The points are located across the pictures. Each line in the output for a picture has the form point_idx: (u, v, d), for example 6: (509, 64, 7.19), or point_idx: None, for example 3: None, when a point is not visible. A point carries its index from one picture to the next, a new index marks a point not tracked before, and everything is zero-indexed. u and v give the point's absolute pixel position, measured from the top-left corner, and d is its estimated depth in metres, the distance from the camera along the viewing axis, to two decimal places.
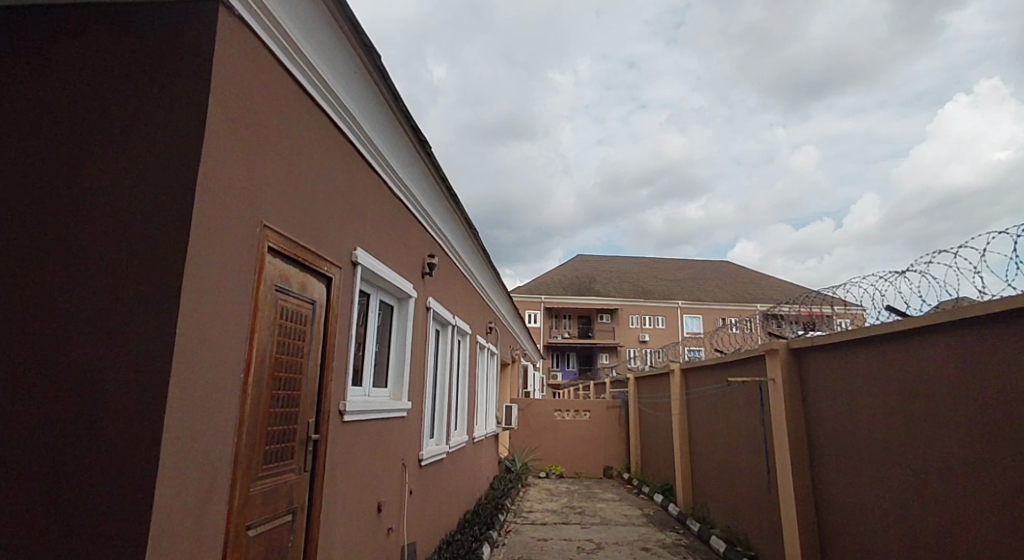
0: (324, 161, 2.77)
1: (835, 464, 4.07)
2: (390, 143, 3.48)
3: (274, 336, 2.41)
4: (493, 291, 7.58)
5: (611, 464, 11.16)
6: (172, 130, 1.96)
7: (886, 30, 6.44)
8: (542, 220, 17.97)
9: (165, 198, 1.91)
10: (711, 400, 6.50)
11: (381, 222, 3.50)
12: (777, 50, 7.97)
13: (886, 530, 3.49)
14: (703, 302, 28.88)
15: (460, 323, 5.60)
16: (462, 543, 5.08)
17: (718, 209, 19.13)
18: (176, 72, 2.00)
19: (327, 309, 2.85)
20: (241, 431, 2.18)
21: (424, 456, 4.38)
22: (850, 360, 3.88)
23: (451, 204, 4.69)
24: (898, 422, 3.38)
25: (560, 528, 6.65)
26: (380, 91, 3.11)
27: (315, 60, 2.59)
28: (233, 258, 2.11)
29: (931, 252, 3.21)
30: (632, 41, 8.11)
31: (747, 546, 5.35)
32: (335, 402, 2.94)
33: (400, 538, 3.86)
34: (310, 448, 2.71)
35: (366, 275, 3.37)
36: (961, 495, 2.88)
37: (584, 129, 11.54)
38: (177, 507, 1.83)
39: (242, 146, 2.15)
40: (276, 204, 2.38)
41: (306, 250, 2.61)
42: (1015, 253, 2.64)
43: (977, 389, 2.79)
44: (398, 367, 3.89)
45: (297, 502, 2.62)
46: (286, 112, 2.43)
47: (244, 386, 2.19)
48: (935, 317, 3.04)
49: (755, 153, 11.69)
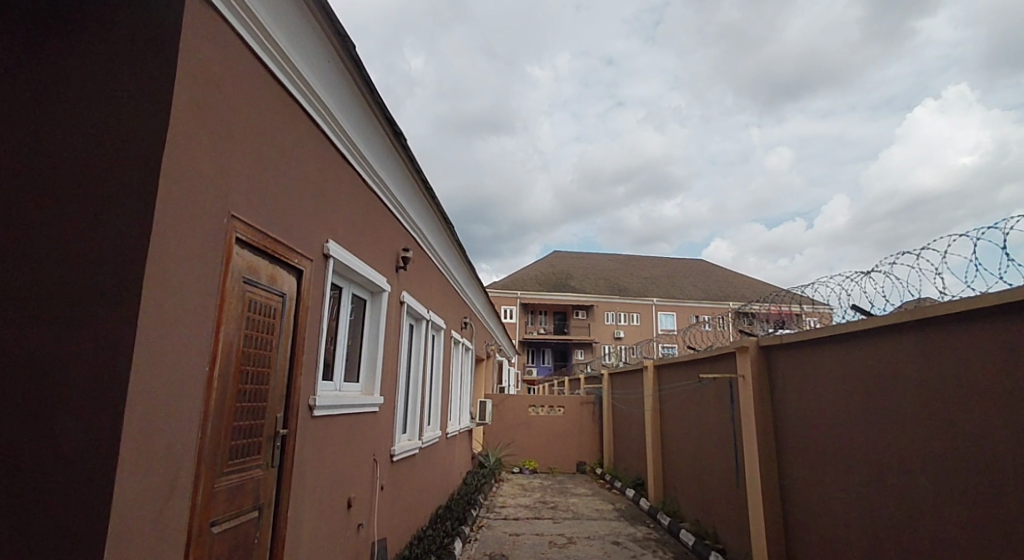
0: (295, 152, 2.71)
1: (801, 459, 4.17)
2: (364, 135, 3.43)
3: (241, 330, 2.36)
4: (468, 287, 7.55)
5: (584, 460, 11.25)
6: (135, 116, 1.89)
7: (858, 35, 6.59)
8: (519, 216, 17.94)
9: (129, 186, 1.85)
10: (683, 395, 6.59)
11: (354, 214, 3.45)
12: (753, 52, 8.09)
13: (848, 523, 3.60)
14: (678, 299, 29.24)
15: (435, 318, 5.56)
16: (435, 538, 5.08)
17: (693, 208, 19.34)
18: (139, 56, 1.93)
19: (297, 302, 2.80)
20: (206, 426, 2.13)
21: (396, 451, 4.35)
22: (817, 358, 3.97)
23: (427, 198, 4.65)
24: (863, 418, 3.47)
25: (533, 523, 6.68)
26: (355, 81, 3.07)
27: (287, 48, 2.54)
28: (200, 249, 2.05)
29: (895, 253, 3.29)
30: (612, 39, 8.15)
31: (715, 539, 5.46)
32: (305, 397, 2.89)
33: (370, 535, 3.82)
34: (278, 443, 2.67)
35: (338, 267, 3.32)
36: (919, 487, 2.98)
37: (562, 125, 11.55)
38: (139, 503, 1.78)
39: (210, 134, 2.09)
40: (245, 194, 2.32)
41: (275, 241, 2.56)
42: (974, 256, 2.72)
43: (936, 385, 2.88)
44: (371, 362, 3.85)
45: (263, 498, 2.57)
46: (255, 98, 2.37)
47: (209, 379, 2.14)
48: (899, 317, 3.12)
49: (731, 154, 11.84)
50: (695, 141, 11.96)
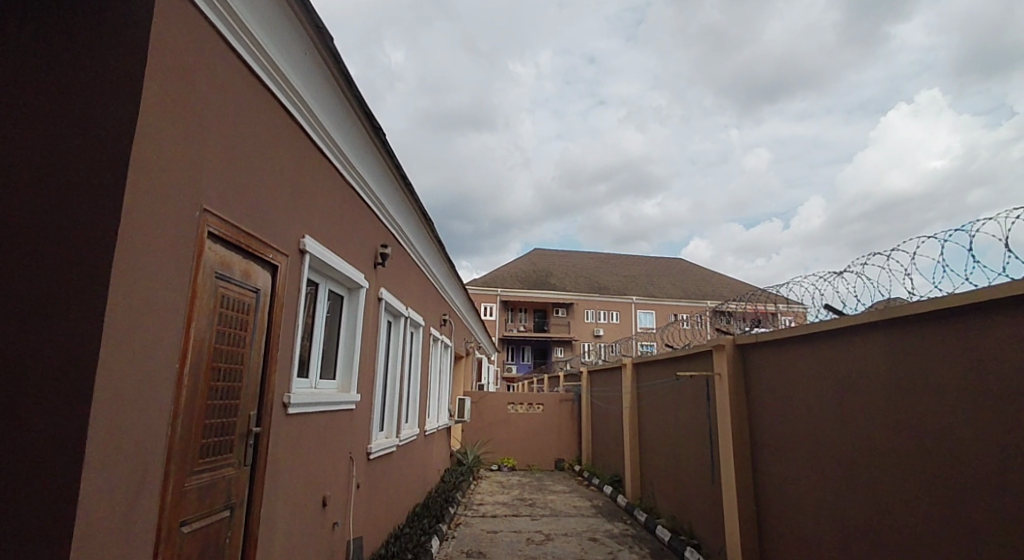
0: (270, 145, 2.67)
1: (775, 455, 4.23)
2: (342, 129, 3.39)
3: (213, 326, 2.31)
4: (448, 284, 7.52)
5: (563, 457, 11.31)
6: (104, 106, 1.84)
7: (834, 39, 6.70)
8: (499, 213, 17.91)
9: (97, 178, 1.80)
10: (661, 393, 6.65)
11: (332, 209, 3.41)
12: (732, 54, 8.18)
13: (819, 518, 3.67)
14: (657, 298, 29.50)
15: (413, 315, 5.53)
16: (411, 536, 5.06)
17: (673, 207, 19.51)
18: (107, 44, 1.87)
19: (272, 298, 2.76)
20: (176, 423, 2.08)
21: (373, 449, 4.32)
22: (791, 356, 4.03)
23: (406, 194, 4.62)
24: (834, 415, 3.54)
25: (510, 520, 6.69)
26: (332, 74, 3.03)
27: (263, 39, 2.49)
28: (171, 243, 2.01)
29: (866, 254, 3.35)
30: (594, 37, 8.17)
31: (691, 535, 5.53)
32: (279, 394, 2.85)
33: (346, 534, 3.79)
34: (251, 441, 2.63)
35: (315, 263, 3.28)
36: (888, 483, 3.05)
37: (544, 123, 11.55)
38: (106, 503, 1.74)
39: (182, 124, 2.04)
40: (218, 187, 2.27)
41: (249, 235, 2.51)
42: (941, 257, 2.79)
43: (904, 383, 2.95)
44: (348, 359, 3.81)
45: (236, 497, 2.53)
46: (229, 89, 2.32)
47: (180, 376, 2.09)
48: (870, 316, 3.18)
49: (711, 154, 11.96)
50: (675, 140, 12.07)
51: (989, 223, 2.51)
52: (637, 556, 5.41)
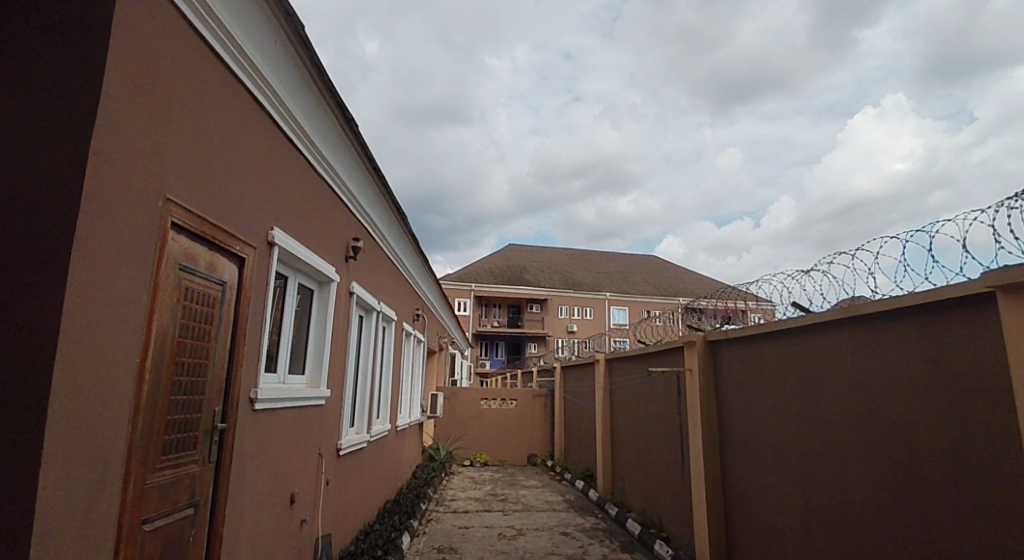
0: (238, 135, 2.60)
1: (742, 449, 4.32)
2: (313, 120, 3.32)
3: (177, 319, 2.25)
4: (421, 279, 7.47)
5: (535, 452, 11.36)
6: (67, 91, 1.78)
7: (805, 42, 6.83)
8: (474, 208, 17.86)
9: (57, 165, 1.73)
10: (633, 388, 6.72)
11: (301, 202, 3.34)
12: (706, 54, 8.28)
13: (784, 510, 3.75)
14: (631, 294, 29.78)
15: (386, 309, 5.48)
16: (382, 532, 5.02)
17: (647, 204, 19.69)
18: (71, 27, 1.81)
19: (238, 291, 2.69)
20: (137, 418, 2.02)
21: (343, 445, 4.26)
22: (759, 353, 4.12)
23: (379, 186, 4.55)
24: (799, 410, 3.62)
25: (482, 516, 6.69)
26: (303, 64, 2.96)
27: (231, 25, 2.42)
28: (134, 234, 1.95)
29: (832, 253, 3.43)
30: (570, 33, 8.19)
31: (660, 528, 5.62)
32: (246, 389, 2.79)
33: (314, 531, 3.74)
34: (215, 437, 2.56)
35: (284, 256, 3.22)
36: (850, 476, 3.14)
37: (519, 119, 11.53)
38: (64, 502, 1.68)
39: (145, 110, 1.97)
40: (183, 175, 2.20)
41: (215, 226, 2.44)
42: (903, 257, 2.87)
43: (866, 379, 3.04)
44: (318, 354, 3.75)
45: (199, 494, 2.47)
46: (195, 76, 2.25)
47: (141, 371, 2.03)
48: (835, 314, 3.26)
49: (685, 152, 12.11)
50: (650, 139, 12.18)
51: (948, 225, 2.60)
52: (607, 549, 5.47)
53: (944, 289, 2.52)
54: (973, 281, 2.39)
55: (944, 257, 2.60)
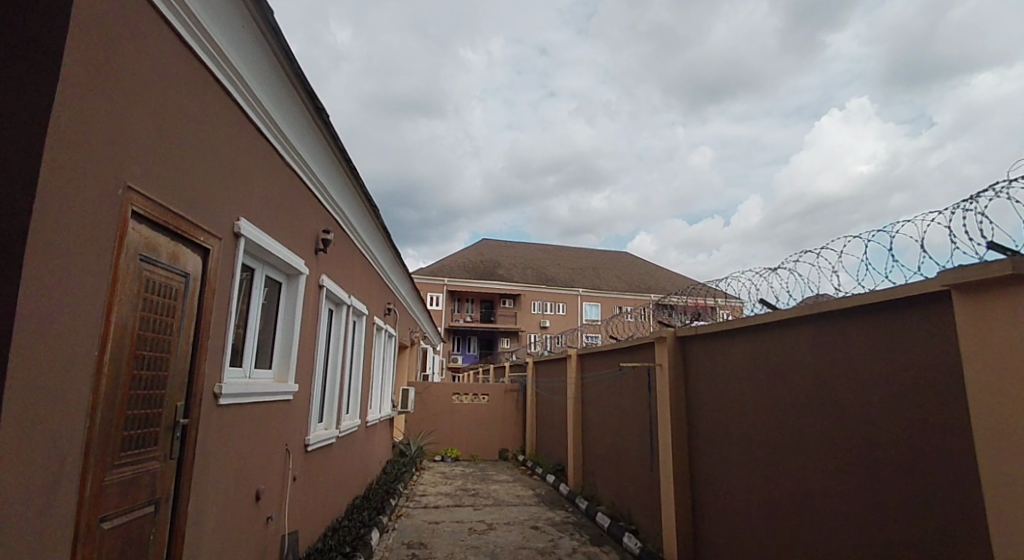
0: (203, 123, 2.53)
1: (709, 443, 4.40)
2: (282, 109, 3.25)
3: (137, 311, 2.17)
4: (393, 273, 7.40)
5: (507, 447, 11.39)
6: (24, 74, 1.71)
7: (775, 44, 6.95)
8: (447, 201, 17.72)
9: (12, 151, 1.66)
10: (604, 383, 6.78)
11: (269, 192, 3.26)
12: (679, 53, 8.35)
13: (749, 502, 3.83)
14: (603, 290, 30.01)
15: (356, 303, 5.40)
16: (350, 529, 4.96)
17: (620, 201, 19.83)
18: (28, 10, 1.74)
19: (202, 283, 2.62)
20: (95, 414, 1.95)
21: (311, 441, 4.20)
22: (727, 349, 4.19)
23: (350, 178, 4.48)
24: (765, 405, 3.70)
25: (453, 511, 6.68)
26: (273, 51, 2.89)
27: (197, 9, 2.34)
28: (92, 222, 1.87)
29: (798, 251, 3.50)
30: (546, 28, 8.17)
31: (629, 521, 5.70)
32: (210, 384, 2.72)
33: (280, 528, 3.68)
34: (178, 433, 2.49)
35: (250, 248, 3.14)
36: (812, 468, 3.22)
37: (494, 113, 11.47)
38: (17, 502, 1.61)
39: (104, 94, 1.90)
40: (145, 163, 2.13)
41: (178, 216, 2.37)
42: (866, 256, 2.94)
43: (829, 374, 3.12)
44: (285, 348, 3.68)
45: (160, 492, 2.39)
46: (157, 60, 2.17)
47: (99, 365, 1.96)
48: (800, 311, 3.34)
49: (658, 150, 12.24)
50: (623, 136, 12.26)
51: (907, 226, 2.68)
52: (577, 542, 5.52)
53: (903, 287, 2.60)
54: (929, 280, 2.47)
55: (904, 257, 2.68)
